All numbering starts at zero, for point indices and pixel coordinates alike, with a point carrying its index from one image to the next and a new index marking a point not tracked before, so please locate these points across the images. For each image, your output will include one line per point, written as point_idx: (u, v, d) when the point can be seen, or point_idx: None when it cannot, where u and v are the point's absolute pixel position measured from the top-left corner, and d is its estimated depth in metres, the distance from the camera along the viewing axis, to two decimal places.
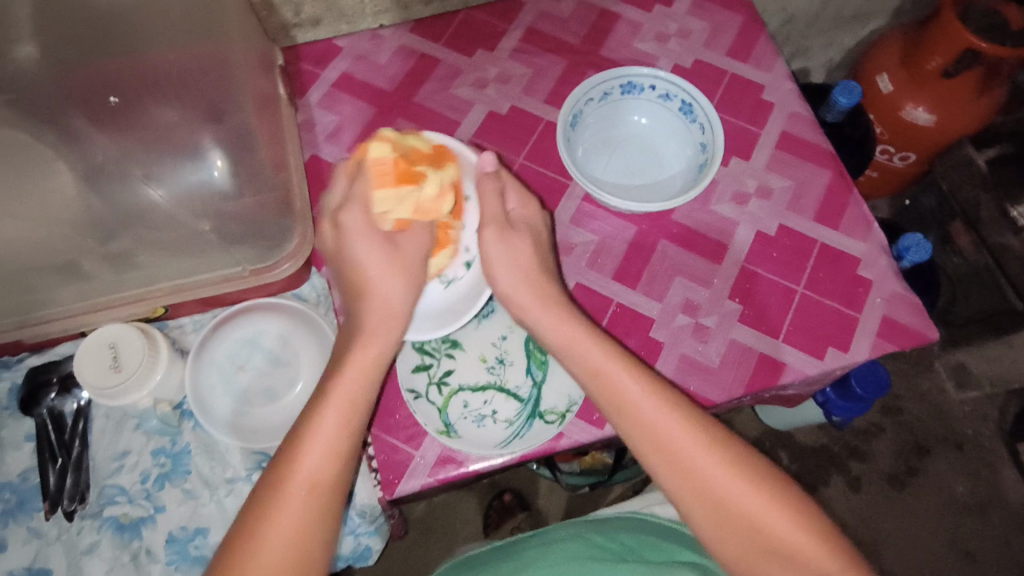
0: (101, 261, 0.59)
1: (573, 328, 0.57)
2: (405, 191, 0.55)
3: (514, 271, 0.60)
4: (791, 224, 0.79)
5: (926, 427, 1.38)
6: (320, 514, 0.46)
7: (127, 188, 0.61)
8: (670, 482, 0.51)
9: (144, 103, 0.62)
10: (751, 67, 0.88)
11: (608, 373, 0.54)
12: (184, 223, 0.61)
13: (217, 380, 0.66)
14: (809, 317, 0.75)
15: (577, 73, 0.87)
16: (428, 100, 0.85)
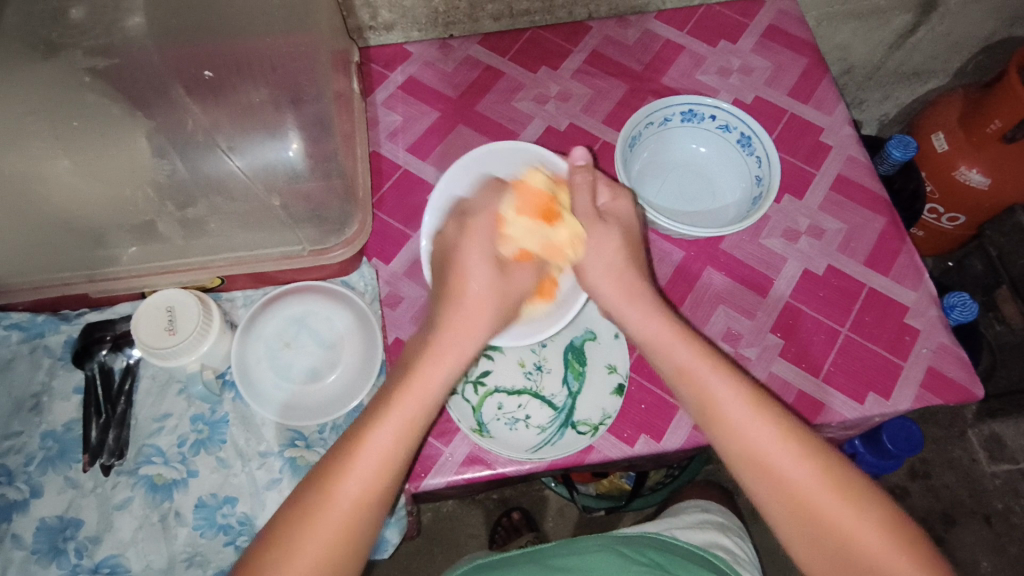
0: (175, 224, 0.64)
1: (662, 327, 0.60)
2: (536, 228, 0.64)
3: (612, 267, 0.64)
4: (840, 265, 0.79)
5: (954, 495, 1.34)
6: (386, 474, 0.48)
7: (208, 158, 0.64)
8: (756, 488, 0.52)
9: (233, 81, 0.65)
10: (811, 109, 0.89)
11: (695, 375, 0.56)
12: (258, 197, 0.64)
13: (262, 352, 0.68)
14: (852, 359, 0.74)
15: (637, 98, 0.89)
16: (490, 110, 0.88)
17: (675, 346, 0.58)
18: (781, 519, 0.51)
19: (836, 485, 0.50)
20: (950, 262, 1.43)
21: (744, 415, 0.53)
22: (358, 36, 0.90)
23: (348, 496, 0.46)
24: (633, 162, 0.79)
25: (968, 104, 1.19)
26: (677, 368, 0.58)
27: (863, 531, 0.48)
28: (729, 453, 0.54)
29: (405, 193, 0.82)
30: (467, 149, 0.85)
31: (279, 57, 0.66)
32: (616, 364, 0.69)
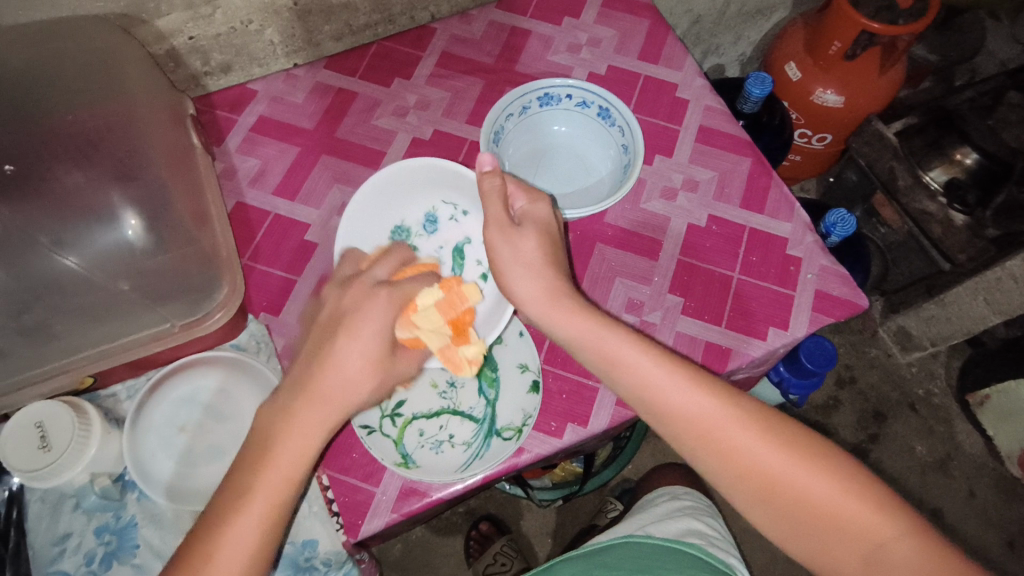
0: (14, 335, 0.56)
1: (586, 321, 0.60)
2: (444, 327, 0.65)
3: (529, 265, 0.62)
4: (719, 213, 0.81)
5: (880, 392, 1.43)
6: (271, 532, 0.49)
7: (35, 257, 0.58)
8: (712, 466, 0.55)
9: (50, 170, 0.60)
10: (663, 68, 0.91)
11: (628, 372, 0.57)
12: (102, 284, 0.60)
13: (154, 444, 0.64)
14: (748, 300, 0.77)
15: (495, 91, 0.88)
16: (350, 134, 0.85)
17: (612, 346, 0.59)
18: (739, 489, 0.54)
19: (783, 444, 0.54)
20: (831, 177, 1.51)
21: (686, 400, 0.56)
22: (195, 84, 0.85)
23: (229, 557, 0.48)
24: (503, 157, 0.79)
25: (809, 30, 1.25)
26: (615, 372, 0.58)
27: (815, 482, 0.52)
28: (677, 435, 0.56)
29: (280, 238, 0.78)
30: (335, 179, 0.82)
31: None
32: (527, 362, 0.69)
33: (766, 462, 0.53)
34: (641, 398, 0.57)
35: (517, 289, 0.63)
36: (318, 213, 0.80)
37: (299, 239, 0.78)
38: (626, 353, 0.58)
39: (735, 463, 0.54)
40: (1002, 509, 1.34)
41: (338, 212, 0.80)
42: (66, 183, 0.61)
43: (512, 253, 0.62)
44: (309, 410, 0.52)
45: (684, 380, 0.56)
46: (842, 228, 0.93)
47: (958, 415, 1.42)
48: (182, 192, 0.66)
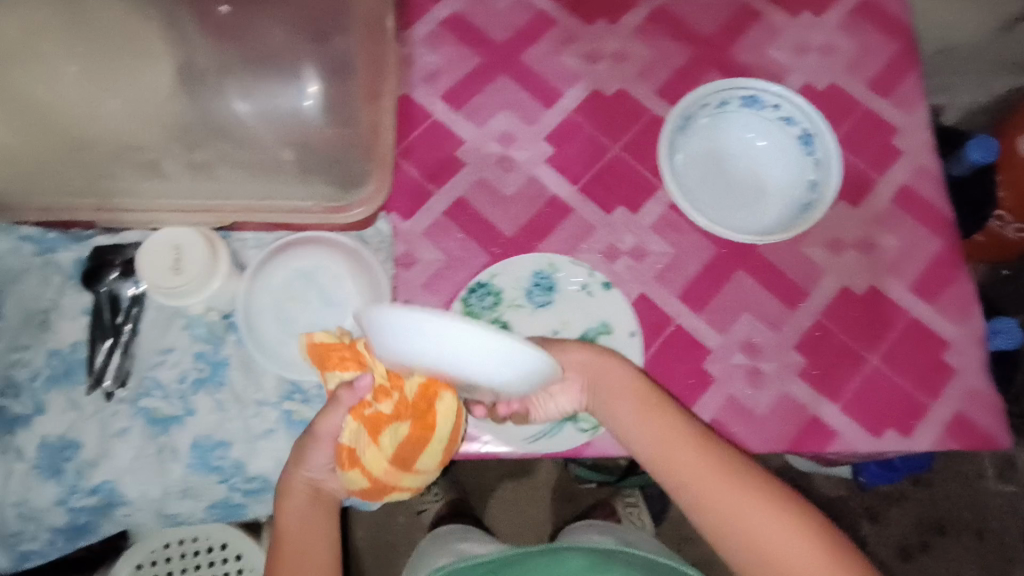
0: (183, 165, 0.65)
1: (656, 423, 0.57)
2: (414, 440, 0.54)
3: (590, 348, 0.60)
4: (884, 287, 0.74)
5: (950, 504, 1.32)
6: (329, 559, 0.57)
7: (219, 101, 0.67)
8: (733, 535, 0.52)
9: (252, 17, 0.67)
10: (890, 106, 0.80)
11: (681, 435, 0.56)
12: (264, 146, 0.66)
13: (269, 299, 0.67)
14: (876, 390, 0.70)
15: (697, 69, 0.81)
16: (535, 62, 0.81)
17: (624, 399, 0.58)
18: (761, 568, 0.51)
19: (807, 530, 0.51)
20: (1005, 271, 1.33)
21: (706, 467, 0.54)
22: None
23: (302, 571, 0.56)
24: (680, 146, 0.73)
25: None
26: (659, 436, 0.56)
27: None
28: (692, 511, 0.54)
29: (433, 145, 0.77)
30: (505, 104, 0.79)
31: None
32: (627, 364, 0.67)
33: (756, 529, 0.51)
34: (641, 437, 0.57)
35: (602, 375, 0.59)
36: (477, 133, 0.78)
37: (450, 152, 0.77)
38: (651, 408, 0.58)
39: (749, 536, 0.51)
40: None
41: (496, 138, 0.78)
42: (269, 34, 0.67)
43: (604, 363, 0.59)
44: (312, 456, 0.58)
45: (705, 445, 0.55)
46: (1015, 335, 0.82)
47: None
48: (363, 67, 0.68)
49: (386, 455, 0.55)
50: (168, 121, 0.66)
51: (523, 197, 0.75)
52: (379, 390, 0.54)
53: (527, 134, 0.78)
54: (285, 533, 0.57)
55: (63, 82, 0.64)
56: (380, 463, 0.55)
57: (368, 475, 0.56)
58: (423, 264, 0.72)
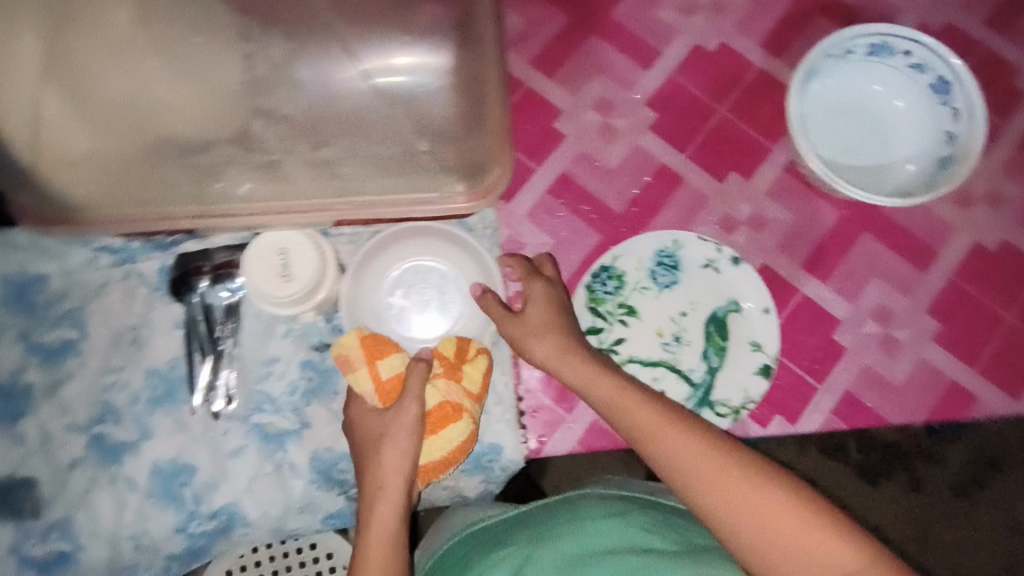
0: (303, 163, 0.59)
1: (678, 425, 0.47)
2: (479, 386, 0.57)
3: (580, 362, 0.54)
4: (1016, 240, 0.69)
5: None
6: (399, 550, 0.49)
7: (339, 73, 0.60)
8: (745, 529, 0.41)
9: None
10: (1011, 44, 0.74)
11: (660, 436, 0.47)
12: (393, 135, 0.59)
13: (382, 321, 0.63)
14: (1012, 350, 0.67)
15: (803, 15, 0.74)
16: (627, 19, 0.74)
17: (639, 408, 0.49)
18: (756, 550, 0.41)
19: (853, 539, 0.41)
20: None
21: (710, 467, 0.44)
22: None
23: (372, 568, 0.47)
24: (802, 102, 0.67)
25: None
26: (644, 430, 0.47)
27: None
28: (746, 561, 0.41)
29: (528, 118, 0.71)
30: (600, 67, 0.72)
31: None
32: (762, 342, 0.63)
33: (813, 547, 0.40)
34: (644, 439, 0.47)
35: (595, 390, 0.52)
36: (573, 101, 0.71)
37: (548, 124, 0.71)
38: (661, 420, 0.47)
39: (729, 502, 0.42)
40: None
41: (594, 106, 0.71)
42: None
43: (592, 372, 0.53)
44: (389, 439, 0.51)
45: (714, 442, 0.45)
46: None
47: None
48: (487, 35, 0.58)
49: (472, 393, 0.56)
50: (283, 116, 0.59)
51: (631, 168, 0.70)
52: (444, 360, 0.56)
53: (628, 99, 0.72)
54: (371, 521, 0.49)
55: (155, 80, 0.56)
56: (466, 400, 0.55)
57: (473, 418, 0.55)
58: (532, 248, 0.67)
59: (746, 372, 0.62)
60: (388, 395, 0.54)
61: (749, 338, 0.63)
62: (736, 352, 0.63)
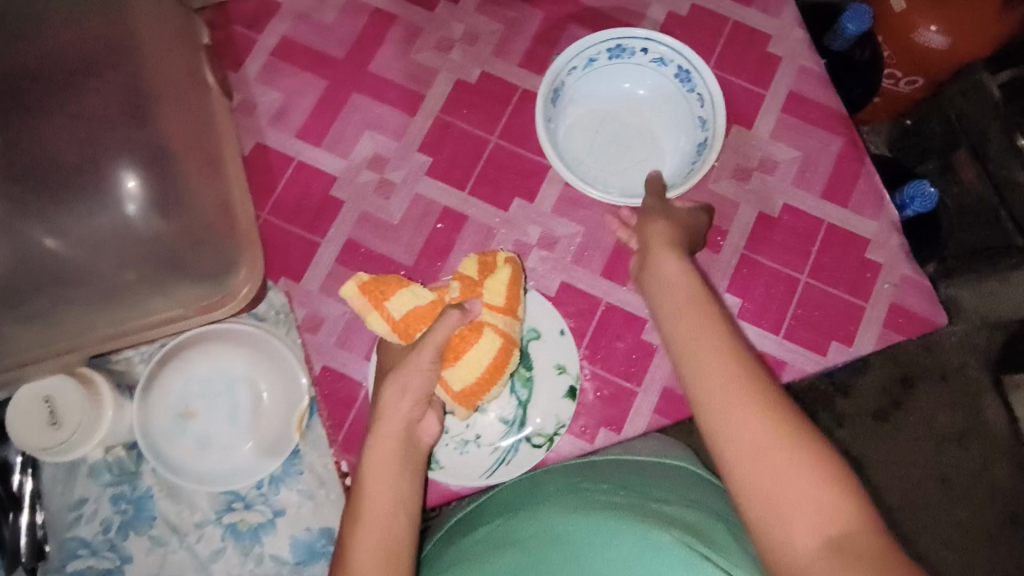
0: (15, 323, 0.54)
1: (703, 326, 0.50)
2: (500, 297, 0.59)
3: (675, 262, 0.57)
4: (795, 202, 0.72)
5: (913, 357, 1.22)
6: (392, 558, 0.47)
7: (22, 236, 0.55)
8: (712, 425, 0.45)
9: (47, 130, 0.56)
10: (759, 13, 0.76)
11: (709, 335, 0.49)
12: (112, 275, 0.57)
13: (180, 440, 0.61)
14: (812, 308, 0.70)
15: (555, 27, 0.75)
16: (385, 69, 0.73)
17: (693, 314, 0.52)
18: (721, 446, 0.44)
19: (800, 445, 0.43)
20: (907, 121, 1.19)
21: (727, 373, 0.46)
22: None
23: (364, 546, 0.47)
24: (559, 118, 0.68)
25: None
26: (688, 327, 0.51)
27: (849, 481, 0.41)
28: (727, 451, 0.44)
29: (303, 191, 0.70)
30: (367, 124, 0.72)
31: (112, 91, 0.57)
32: (565, 364, 0.64)
33: (754, 429, 0.44)
34: (684, 343, 0.50)
35: (671, 290, 0.55)
36: (345, 164, 0.71)
37: (324, 193, 0.70)
38: (699, 321, 0.51)
39: (722, 400, 0.45)
40: (1012, 483, 1.21)
41: (368, 165, 0.71)
42: (65, 148, 0.57)
43: (672, 274, 0.56)
44: (393, 404, 0.55)
45: (733, 349, 0.48)
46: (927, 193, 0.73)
47: (989, 389, 1.21)
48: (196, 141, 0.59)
49: (497, 307, 0.59)
50: None
51: (415, 218, 0.70)
52: (465, 279, 0.61)
53: (400, 150, 0.72)
54: (375, 462, 0.52)
55: None
56: (489, 318, 0.58)
57: (500, 331, 0.59)
58: (330, 322, 0.66)
59: (553, 400, 0.64)
60: (450, 356, 0.58)
61: (552, 364, 0.64)
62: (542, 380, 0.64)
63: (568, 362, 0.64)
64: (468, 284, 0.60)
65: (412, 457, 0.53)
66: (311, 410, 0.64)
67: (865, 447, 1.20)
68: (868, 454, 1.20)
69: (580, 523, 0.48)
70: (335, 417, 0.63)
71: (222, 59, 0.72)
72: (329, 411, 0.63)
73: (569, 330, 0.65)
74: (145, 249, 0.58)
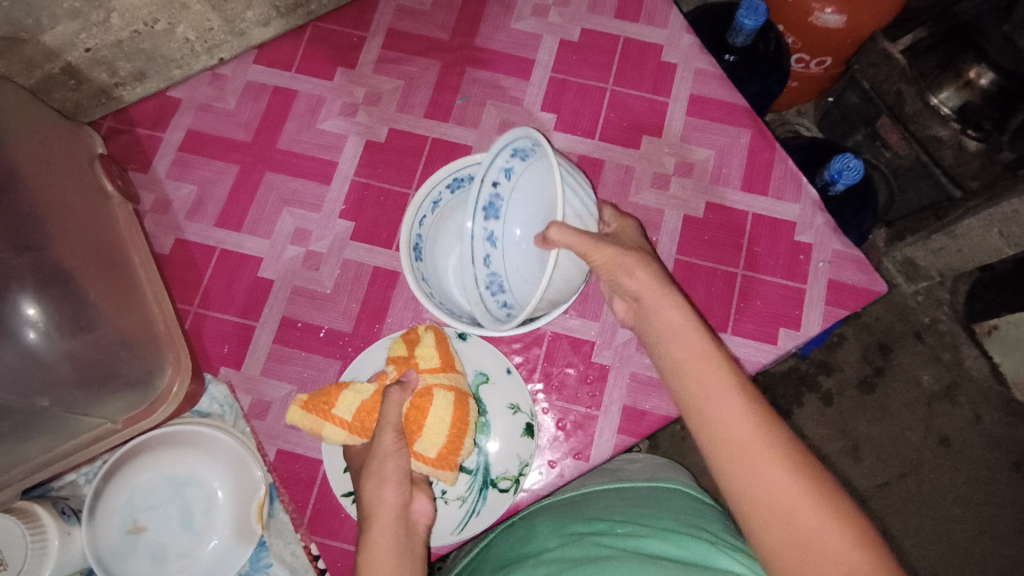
0: None
1: (682, 319, 0.51)
2: (433, 357, 0.59)
3: (668, 299, 0.53)
4: (717, 199, 0.73)
5: (885, 322, 1.22)
6: None
7: None
8: (753, 508, 0.43)
9: None
10: (646, 27, 0.79)
11: (731, 411, 0.45)
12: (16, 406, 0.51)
13: (133, 558, 0.59)
14: (755, 299, 0.70)
15: (455, 74, 0.76)
16: (294, 143, 0.74)
17: (702, 364, 0.48)
18: (750, 514, 0.43)
19: (845, 520, 0.41)
20: (831, 98, 1.22)
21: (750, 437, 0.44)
22: (106, 98, 0.73)
23: None
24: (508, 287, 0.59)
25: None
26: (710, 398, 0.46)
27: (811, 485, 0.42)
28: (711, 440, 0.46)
29: (231, 277, 0.69)
30: (285, 200, 0.72)
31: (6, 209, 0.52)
32: (518, 402, 0.63)
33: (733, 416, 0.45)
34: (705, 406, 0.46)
35: (673, 333, 0.51)
36: (269, 243, 0.71)
37: (252, 276, 0.69)
38: (666, 310, 0.52)
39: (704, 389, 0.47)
40: (1009, 431, 1.19)
41: (292, 239, 0.71)
42: None
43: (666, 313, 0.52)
44: (376, 484, 0.51)
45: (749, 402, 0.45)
46: (849, 176, 0.76)
47: (966, 342, 1.22)
48: (90, 250, 0.57)
49: (436, 367, 0.59)
50: None
51: (346, 284, 0.69)
52: (397, 359, 0.60)
53: (322, 219, 0.72)
54: (370, 551, 0.48)
55: None
56: (428, 378, 0.58)
57: (449, 387, 0.58)
58: (277, 404, 0.65)
59: (513, 443, 0.62)
60: (413, 431, 0.56)
61: (504, 406, 0.63)
62: (502, 420, 0.63)
63: (523, 401, 0.63)
64: (400, 360, 0.60)
65: (408, 542, 0.50)
66: (271, 496, 0.63)
67: (859, 420, 1.18)
68: (863, 427, 1.17)
69: (607, 566, 0.46)
70: (295, 500, 0.61)
71: (131, 163, 0.73)
72: (289, 494, 0.61)
73: (516, 366, 0.64)
74: (51, 370, 0.53)
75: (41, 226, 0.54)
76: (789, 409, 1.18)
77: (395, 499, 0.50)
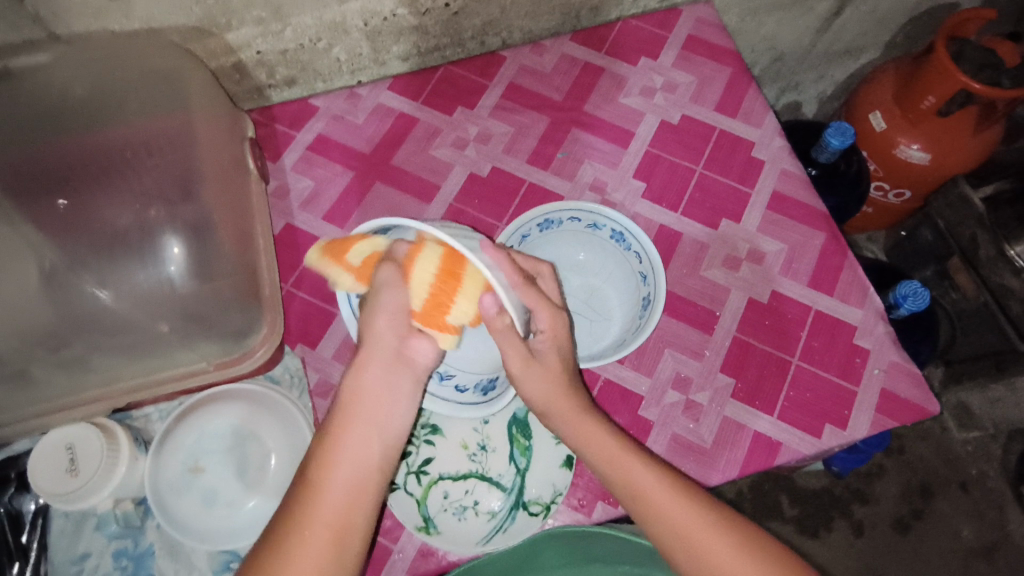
0: (52, 367, 0.58)
1: (589, 416, 0.57)
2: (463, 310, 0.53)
3: (574, 395, 0.57)
4: (783, 289, 0.77)
5: (929, 463, 1.19)
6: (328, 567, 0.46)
7: (75, 294, 0.58)
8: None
9: (98, 199, 0.61)
10: (742, 124, 0.86)
11: (665, 503, 0.52)
12: (139, 324, 0.59)
13: (183, 496, 0.63)
14: (806, 391, 0.72)
15: (561, 131, 0.84)
16: (407, 162, 0.82)
17: (620, 461, 0.54)
18: None
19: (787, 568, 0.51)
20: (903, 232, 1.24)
21: (688, 522, 0.51)
22: (257, 96, 0.83)
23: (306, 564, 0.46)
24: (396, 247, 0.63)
25: (974, 64, 0.90)
26: (635, 491, 0.53)
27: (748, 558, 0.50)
28: (653, 530, 0.52)
29: None
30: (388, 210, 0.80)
31: (165, 161, 0.63)
32: None
33: (670, 513, 0.52)
34: (634, 499, 0.53)
35: (589, 439, 0.56)
36: None
37: None
38: (578, 411, 0.57)
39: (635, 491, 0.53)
40: None
41: None
42: (104, 213, 0.61)
43: (578, 420, 0.56)
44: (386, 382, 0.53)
45: (674, 487, 0.53)
46: (915, 302, 0.78)
47: (1014, 503, 1.16)
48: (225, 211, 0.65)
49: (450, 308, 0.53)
50: None
51: None
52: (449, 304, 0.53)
53: None
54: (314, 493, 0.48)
55: None
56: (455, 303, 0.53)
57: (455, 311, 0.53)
58: None
59: (551, 470, 0.65)
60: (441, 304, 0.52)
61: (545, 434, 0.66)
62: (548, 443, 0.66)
63: None
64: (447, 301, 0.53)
65: (351, 522, 0.48)
66: None
67: (890, 560, 1.13)
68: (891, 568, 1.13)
69: None
70: None
71: (265, 152, 0.82)
72: None
73: None
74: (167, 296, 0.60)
75: (195, 180, 0.64)
76: (813, 529, 1.16)
77: (368, 459, 0.50)
